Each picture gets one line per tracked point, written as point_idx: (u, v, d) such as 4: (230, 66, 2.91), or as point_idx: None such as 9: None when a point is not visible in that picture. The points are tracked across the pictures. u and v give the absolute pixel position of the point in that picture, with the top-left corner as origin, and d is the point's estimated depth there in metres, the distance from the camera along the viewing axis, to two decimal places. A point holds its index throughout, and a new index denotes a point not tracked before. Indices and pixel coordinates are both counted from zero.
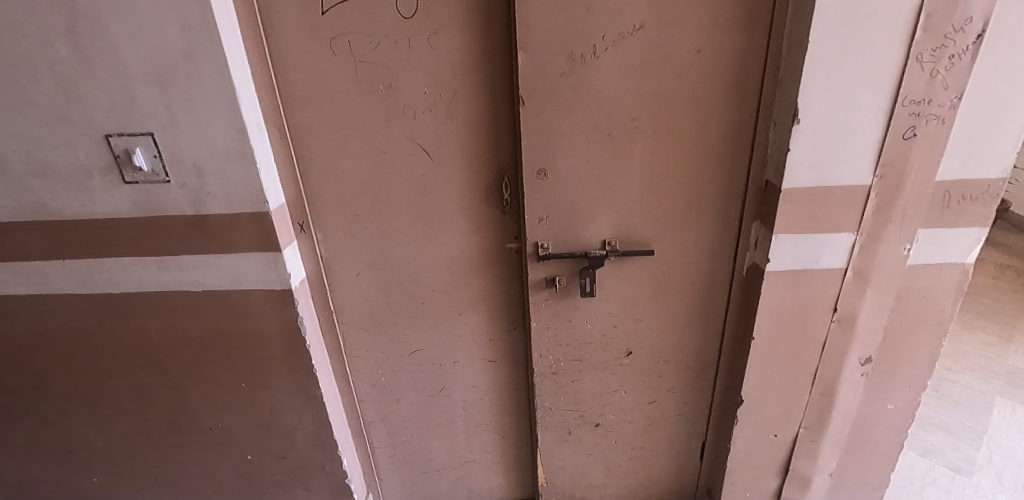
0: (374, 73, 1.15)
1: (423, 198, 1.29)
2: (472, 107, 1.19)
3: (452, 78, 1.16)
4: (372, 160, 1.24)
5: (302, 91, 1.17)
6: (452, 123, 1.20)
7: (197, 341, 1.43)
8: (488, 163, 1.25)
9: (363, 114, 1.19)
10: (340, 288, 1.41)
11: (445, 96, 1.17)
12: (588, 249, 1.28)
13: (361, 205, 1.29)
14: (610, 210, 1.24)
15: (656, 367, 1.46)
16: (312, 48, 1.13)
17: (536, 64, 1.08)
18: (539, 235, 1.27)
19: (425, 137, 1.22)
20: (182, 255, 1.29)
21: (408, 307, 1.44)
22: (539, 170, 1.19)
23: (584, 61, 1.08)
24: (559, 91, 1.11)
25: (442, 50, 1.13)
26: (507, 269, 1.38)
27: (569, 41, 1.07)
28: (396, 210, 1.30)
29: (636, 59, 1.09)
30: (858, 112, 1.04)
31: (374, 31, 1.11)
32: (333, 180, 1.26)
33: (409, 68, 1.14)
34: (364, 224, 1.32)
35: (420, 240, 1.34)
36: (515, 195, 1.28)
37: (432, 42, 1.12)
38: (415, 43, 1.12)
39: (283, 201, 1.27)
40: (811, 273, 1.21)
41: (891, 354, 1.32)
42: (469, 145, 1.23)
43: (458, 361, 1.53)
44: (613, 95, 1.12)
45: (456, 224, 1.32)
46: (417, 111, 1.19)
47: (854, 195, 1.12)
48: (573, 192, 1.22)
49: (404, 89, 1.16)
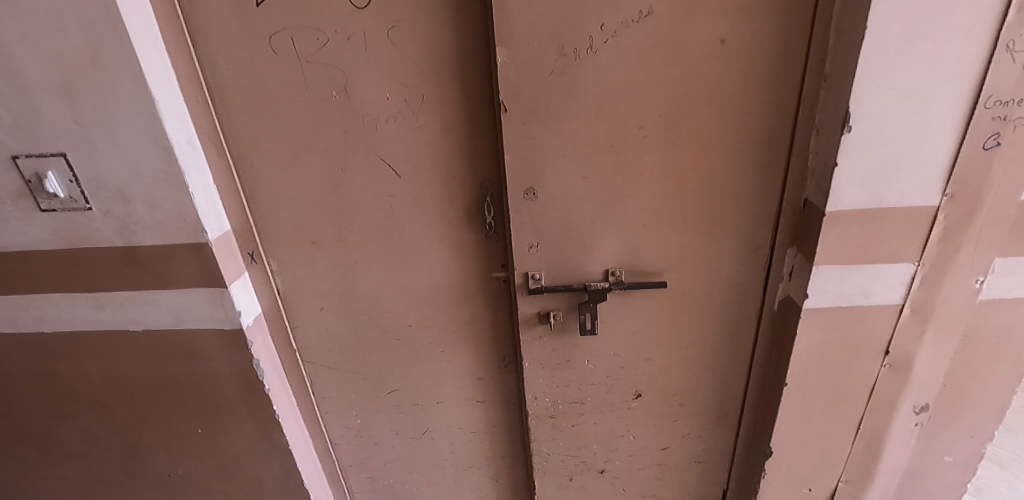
0: (325, 77, 0.95)
1: (392, 223, 1.09)
2: (445, 116, 0.98)
3: (418, 82, 0.96)
4: (330, 179, 1.05)
5: (242, 100, 0.98)
6: (421, 134, 1.00)
7: (144, 384, 1.26)
8: (467, 181, 1.04)
9: (316, 127, 1.00)
10: (302, 324, 1.22)
11: (411, 103, 0.97)
12: (588, 280, 1.08)
13: (321, 232, 1.10)
14: (613, 235, 1.03)
15: (670, 410, 1.26)
16: (249, 49, 0.94)
17: (518, 62, 0.87)
18: (529, 263, 1.07)
19: (391, 152, 1.02)
20: (116, 291, 1.11)
21: (380, 345, 1.24)
22: (527, 190, 0.99)
23: (578, 57, 0.87)
24: (548, 95, 0.90)
25: (405, 47, 0.93)
26: (494, 300, 1.18)
27: (557, 33, 0.85)
28: (361, 237, 1.10)
29: (642, 53, 0.87)
30: (926, 117, 0.82)
31: (322, 26, 0.91)
32: (285, 203, 1.07)
33: (366, 70, 0.95)
34: (325, 253, 1.12)
35: (391, 271, 1.14)
36: (500, 217, 1.07)
37: (392, 37, 0.92)
38: (371, 39, 0.92)
39: (227, 228, 1.09)
40: (858, 310, 1.00)
41: (952, 401, 1.11)
42: (443, 159, 1.02)
43: (442, 401, 1.34)
44: (615, 100, 0.90)
45: (433, 253, 1.12)
46: (378, 122, 0.99)
47: (916, 218, 0.90)
48: (569, 214, 1.01)
49: (362, 95, 0.97)
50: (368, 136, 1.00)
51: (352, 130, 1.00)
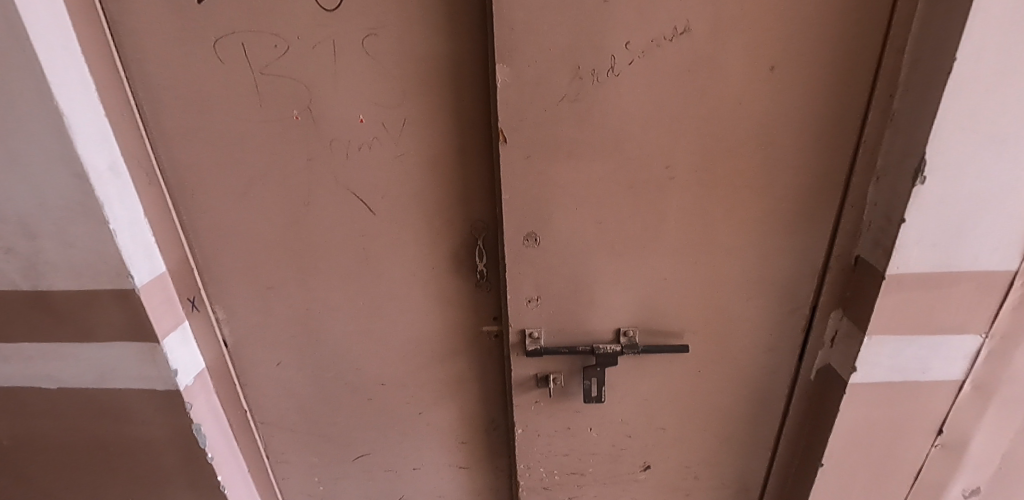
0: (286, 94, 0.78)
1: (365, 267, 0.91)
2: (430, 144, 0.82)
3: (398, 104, 0.79)
4: (289, 215, 0.87)
5: (182, 116, 0.80)
6: (400, 164, 0.83)
7: (60, 448, 1.04)
8: (455, 220, 0.87)
9: (273, 153, 0.82)
10: (254, 381, 1.03)
11: (389, 129, 0.80)
12: (596, 341, 0.92)
13: (279, 276, 0.92)
14: (628, 288, 0.87)
15: (684, 484, 1.09)
16: (191, 55, 0.76)
17: (523, 84, 0.71)
18: (528, 318, 0.90)
19: (364, 184, 0.84)
20: (23, 342, 0.91)
21: (347, 406, 1.05)
22: (528, 235, 0.83)
23: (596, 81, 0.71)
24: (557, 125, 0.74)
25: (382, 61, 0.76)
26: (484, 357, 1.01)
27: (572, 50, 0.69)
28: (326, 282, 0.93)
29: (674, 79, 0.71)
30: (1015, 169, 0.67)
31: (282, 31, 0.74)
32: (234, 241, 0.89)
33: (335, 87, 0.78)
34: (283, 300, 0.94)
35: (362, 322, 0.96)
36: (494, 264, 0.91)
37: (368, 48, 0.75)
38: (342, 50, 0.75)
39: (163, 270, 0.89)
40: (910, 386, 0.86)
41: (1006, 484, 0.96)
42: (426, 195, 0.85)
43: (419, 468, 1.14)
44: (638, 133, 0.74)
45: (412, 303, 0.95)
46: (349, 150, 0.82)
47: (990, 284, 0.76)
48: (576, 264, 0.85)
49: (329, 115, 0.79)
50: (337, 166, 0.83)
51: (317, 157, 0.82)
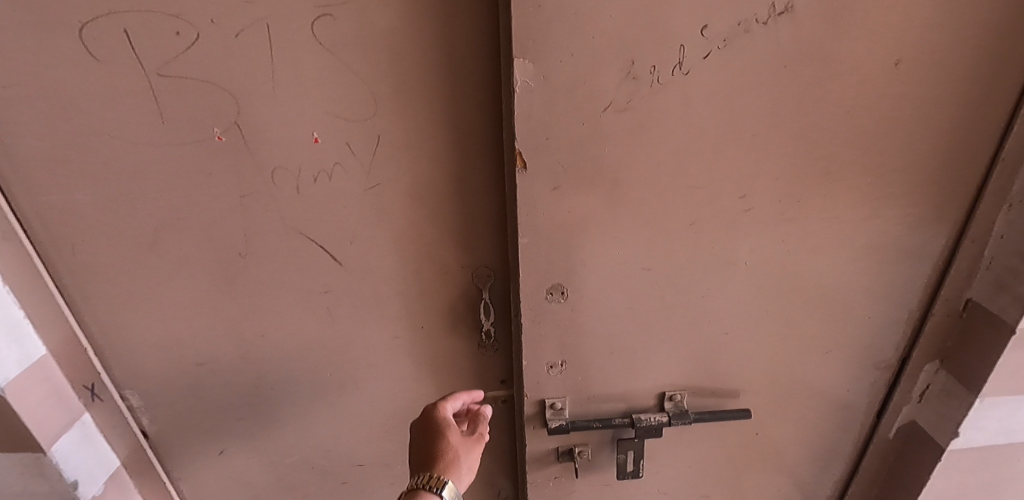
0: (202, 103, 0.53)
1: (331, 329, 0.69)
2: (416, 170, 0.59)
3: (368, 116, 0.56)
4: (222, 268, 0.63)
5: (45, 140, 0.54)
6: (375, 197, 0.60)
7: None
8: (451, 267, 0.65)
9: (190, 187, 0.58)
10: (190, 475, 0.79)
11: (356, 150, 0.57)
12: (633, 407, 0.73)
13: (214, 346, 0.68)
14: (677, 346, 0.68)
15: None
16: (45, 47, 0.50)
17: (553, 88, 0.50)
18: (549, 387, 0.70)
19: (324, 226, 0.61)
20: None
21: (314, 494, 0.83)
22: (552, 288, 0.62)
23: (657, 83, 0.50)
24: (598, 145, 0.53)
25: (344, 54, 0.52)
26: (488, 427, 0.80)
27: (625, 39, 0.48)
28: (279, 349, 0.69)
29: (763, 79, 0.50)
30: None
31: (187, 10, 0.49)
32: (145, 307, 0.64)
33: (275, 93, 0.53)
34: (222, 376, 0.70)
35: (329, 395, 0.74)
36: (503, 319, 0.70)
37: (322, 36, 0.51)
38: (281, 37, 0.51)
39: (40, 351, 0.62)
40: (1011, 448, 0.71)
41: None
42: (412, 237, 0.63)
43: None
44: (707, 152, 0.54)
45: (395, 368, 0.72)
46: (299, 180, 0.58)
47: None
48: (614, 319, 0.65)
49: (269, 134, 0.55)
50: (285, 202, 0.59)
51: (255, 191, 0.58)
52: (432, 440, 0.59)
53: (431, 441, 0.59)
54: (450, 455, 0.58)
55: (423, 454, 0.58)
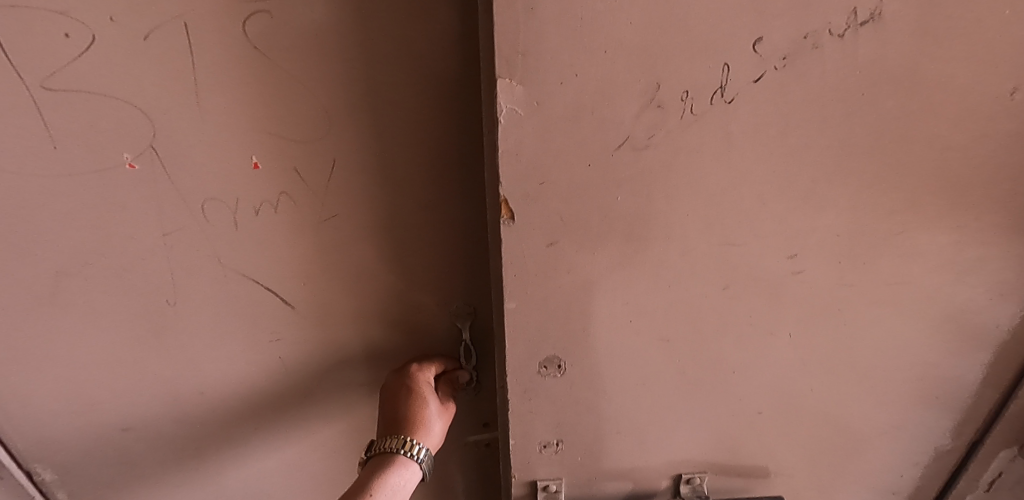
0: (105, 125, 0.41)
1: (282, 389, 0.57)
2: (379, 196, 0.47)
3: (318, 137, 0.43)
4: (143, 323, 0.51)
5: None
6: (327, 227, 0.48)
7: None
8: (425, 307, 0.53)
9: (93, 228, 0.46)
10: None
11: (307, 178, 0.45)
12: (641, 490, 0.61)
13: (139, 411, 0.57)
14: (699, 426, 0.56)
15: None
16: None
17: (550, 119, 0.37)
18: (541, 468, 0.58)
19: (268, 263, 0.49)
20: None
21: None
22: (546, 360, 0.50)
23: (689, 114, 0.37)
24: (609, 193, 0.40)
25: (285, 61, 0.40)
26: (471, 472, 0.69)
27: (649, 56, 0.35)
28: (219, 412, 0.58)
29: (831, 110, 0.38)
30: None
31: (77, 7, 0.37)
32: (49, 370, 0.53)
33: (198, 109, 0.41)
34: (149, 443, 0.59)
35: (283, 462, 0.63)
36: (486, 360, 0.58)
37: (253, 33, 0.39)
38: (198, 41, 0.39)
39: None
40: None
41: None
42: (377, 276, 0.51)
43: None
44: (750, 203, 0.41)
45: (364, 428, 0.62)
46: (235, 214, 0.46)
47: None
48: (622, 396, 0.53)
49: (195, 157, 0.43)
50: (217, 241, 0.48)
51: (179, 229, 0.47)
52: (401, 402, 0.51)
53: (398, 407, 0.51)
54: (424, 421, 0.51)
55: (390, 420, 0.51)
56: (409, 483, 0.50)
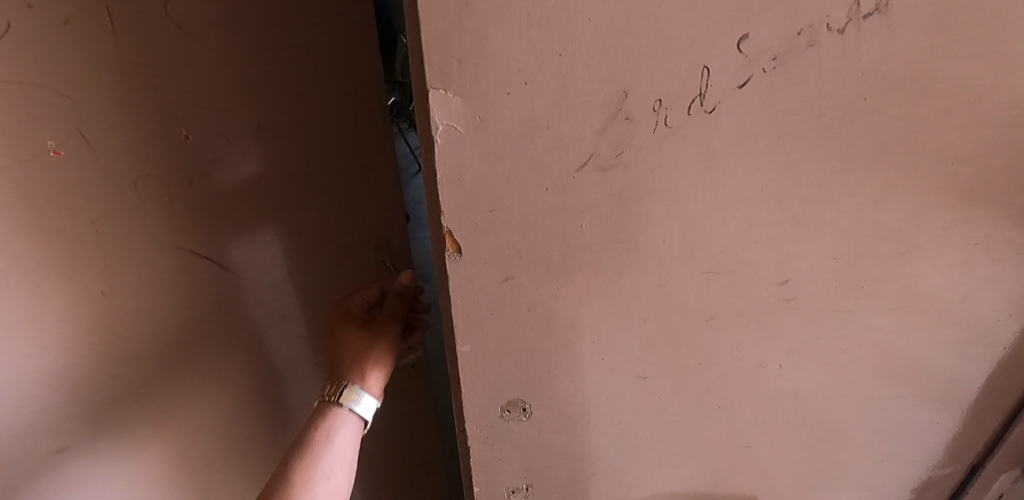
0: (20, 112, 0.41)
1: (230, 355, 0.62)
2: (302, 154, 0.53)
3: (244, 104, 0.48)
4: (78, 321, 0.51)
5: None
6: (258, 187, 0.53)
7: None
8: (346, 247, 0.61)
9: (16, 226, 0.45)
10: None
11: (235, 141, 0.50)
12: None
13: (91, 410, 0.57)
14: (684, 463, 0.51)
15: None
16: None
17: (496, 135, 0.30)
18: None
19: (206, 228, 0.53)
20: None
21: None
22: (510, 403, 0.44)
23: (662, 126, 0.31)
24: (573, 220, 0.34)
25: (211, 38, 0.44)
26: (398, 395, 0.78)
27: (614, 58, 0.28)
28: (175, 392, 0.60)
29: (829, 120, 0.32)
30: None
31: None
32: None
33: (119, 91, 0.43)
34: (110, 439, 0.60)
35: (253, 418, 0.69)
36: None
37: (179, 17, 0.43)
38: (123, 29, 0.41)
39: None
40: None
41: None
42: (307, 226, 0.58)
43: None
44: (737, 228, 0.36)
45: (304, 370, 0.68)
46: (171, 185, 0.49)
47: None
48: (598, 436, 0.47)
49: (126, 137, 0.46)
50: (157, 217, 0.50)
51: (113, 211, 0.48)
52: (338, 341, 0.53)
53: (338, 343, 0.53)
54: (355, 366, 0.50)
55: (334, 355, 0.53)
56: (344, 427, 0.49)
